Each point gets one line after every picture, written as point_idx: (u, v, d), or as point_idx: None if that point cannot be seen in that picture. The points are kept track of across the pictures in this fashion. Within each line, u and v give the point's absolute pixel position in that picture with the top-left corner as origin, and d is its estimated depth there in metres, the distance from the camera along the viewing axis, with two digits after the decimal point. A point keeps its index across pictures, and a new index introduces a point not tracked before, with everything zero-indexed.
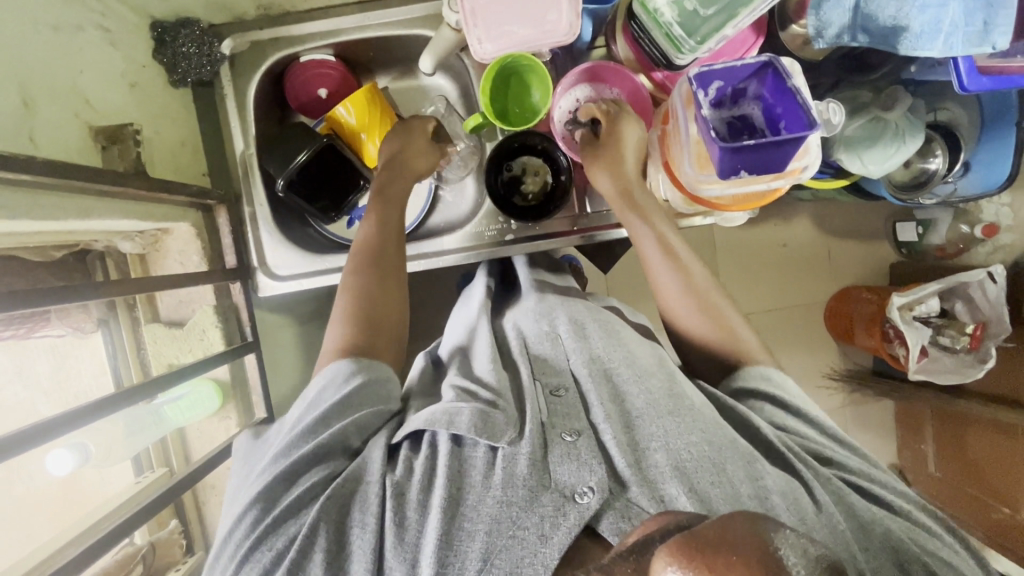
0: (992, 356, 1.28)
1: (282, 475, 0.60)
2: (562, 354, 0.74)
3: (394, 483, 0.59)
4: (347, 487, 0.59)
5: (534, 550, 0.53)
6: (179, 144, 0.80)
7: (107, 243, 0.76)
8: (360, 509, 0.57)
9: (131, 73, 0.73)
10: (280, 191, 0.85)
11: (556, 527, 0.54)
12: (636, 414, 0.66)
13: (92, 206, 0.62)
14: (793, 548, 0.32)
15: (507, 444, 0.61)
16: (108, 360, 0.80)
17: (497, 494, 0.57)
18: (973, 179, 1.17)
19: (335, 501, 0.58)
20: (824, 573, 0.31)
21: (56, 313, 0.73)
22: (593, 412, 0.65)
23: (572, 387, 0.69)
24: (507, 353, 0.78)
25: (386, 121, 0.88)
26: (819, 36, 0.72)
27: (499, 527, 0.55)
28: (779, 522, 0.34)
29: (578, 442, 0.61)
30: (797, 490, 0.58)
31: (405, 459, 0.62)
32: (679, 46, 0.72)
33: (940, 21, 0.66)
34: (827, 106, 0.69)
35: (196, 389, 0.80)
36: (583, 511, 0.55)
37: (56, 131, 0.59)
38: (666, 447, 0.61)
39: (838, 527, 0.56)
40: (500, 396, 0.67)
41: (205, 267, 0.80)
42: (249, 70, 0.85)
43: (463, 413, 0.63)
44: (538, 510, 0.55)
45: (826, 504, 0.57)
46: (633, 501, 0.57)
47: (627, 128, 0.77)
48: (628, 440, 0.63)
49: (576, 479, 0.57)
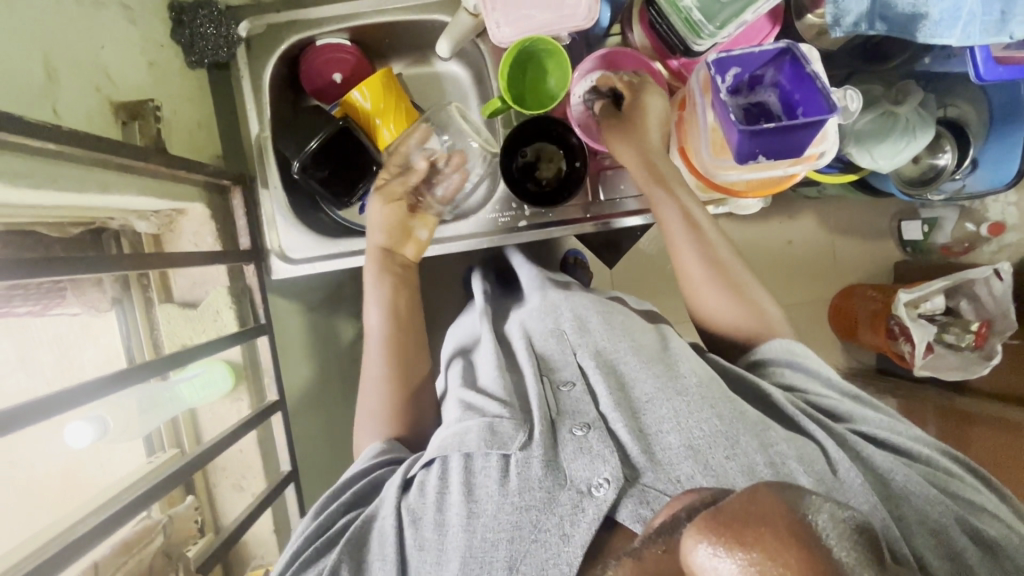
0: (997, 353, 1.28)
1: (309, 532, 0.63)
2: (567, 349, 0.75)
3: (410, 509, 0.62)
4: (367, 526, 0.63)
5: (557, 551, 0.55)
6: (196, 125, 0.80)
7: (123, 222, 0.75)
8: (380, 544, 0.61)
9: (150, 51, 0.73)
10: (297, 173, 0.85)
11: (576, 525, 0.56)
12: (643, 400, 0.67)
13: (112, 180, 0.62)
14: (821, 513, 0.31)
15: (517, 449, 0.63)
16: (121, 340, 0.80)
17: (514, 501, 0.58)
18: (981, 176, 1.17)
19: (356, 542, 0.62)
20: (856, 537, 0.31)
21: (71, 290, 0.73)
22: (601, 402, 0.67)
23: (580, 380, 0.70)
24: (512, 354, 0.79)
25: (402, 106, 0.89)
26: (836, 24, 0.72)
27: (521, 533, 0.56)
28: (805, 490, 0.33)
29: (589, 435, 0.63)
30: (810, 453, 0.61)
31: (421, 481, 0.65)
32: (698, 31, 0.72)
33: (959, 8, 0.67)
34: (845, 94, 0.69)
35: (210, 368, 0.81)
36: (600, 505, 0.56)
37: (78, 104, 0.59)
38: (677, 429, 0.63)
39: (862, 492, 0.57)
40: (507, 404, 0.68)
41: (220, 248, 0.80)
42: (265, 53, 0.85)
43: (470, 431, 0.65)
44: (557, 510, 0.57)
45: (846, 472, 0.59)
46: (649, 486, 0.58)
47: (651, 100, 0.77)
48: (639, 426, 0.64)
49: (590, 473, 0.59)
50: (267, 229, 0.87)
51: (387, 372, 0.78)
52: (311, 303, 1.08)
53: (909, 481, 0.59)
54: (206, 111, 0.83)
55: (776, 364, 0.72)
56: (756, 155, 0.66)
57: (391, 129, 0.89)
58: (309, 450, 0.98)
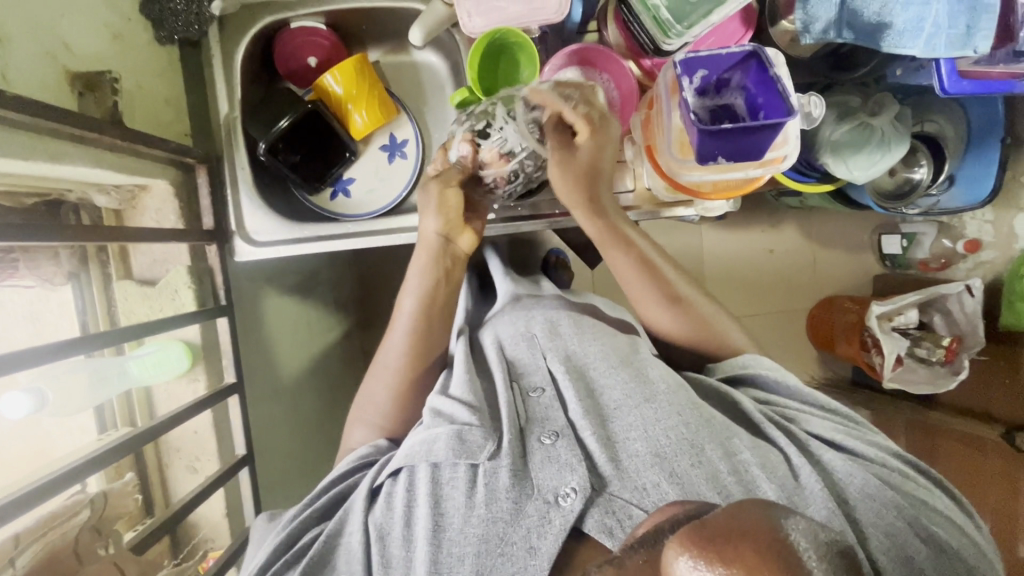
0: (965, 368, 1.29)
1: (277, 545, 0.62)
2: (536, 354, 0.75)
3: (375, 526, 0.61)
4: (332, 542, 0.62)
5: (523, 564, 0.54)
6: (163, 101, 0.79)
7: (81, 195, 0.74)
8: (345, 562, 0.59)
9: (116, 24, 0.71)
10: (263, 155, 0.84)
11: (543, 537, 0.55)
12: (611, 407, 0.67)
13: (64, 151, 0.62)
14: (803, 531, 0.30)
15: (485, 459, 0.62)
16: (76, 315, 0.79)
17: (481, 512, 0.57)
18: (956, 193, 1.19)
19: (322, 558, 0.60)
20: (835, 556, 0.30)
21: (24, 260, 0.72)
22: (570, 410, 0.66)
23: (549, 386, 0.70)
24: (484, 363, 0.79)
25: (375, 92, 0.88)
26: (806, 32, 0.72)
27: (487, 546, 0.55)
28: (789, 508, 0.32)
29: (557, 444, 0.62)
30: (773, 461, 0.61)
31: (387, 495, 0.64)
32: (667, 30, 0.73)
33: (922, 19, 0.68)
34: (809, 99, 0.70)
35: (165, 348, 0.80)
36: (566, 515, 0.55)
37: (29, 70, 0.58)
38: (644, 437, 0.62)
39: (821, 498, 0.57)
40: (475, 408, 0.67)
41: (181, 226, 0.79)
42: (238, 33, 0.84)
43: (437, 439, 0.63)
44: (524, 522, 0.56)
45: (806, 478, 0.59)
46: (615, 495, 0.57)
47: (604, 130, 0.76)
48: (607, 433, 0.64)
49: (557, 482, 0.58)
50: (232, 211, 0.86)
51: (403, 373, 0.78)
52: (281, 289, 1.06)
53: (867, 483, 0.59)
54: (174, 88, 0.81)
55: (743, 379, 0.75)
56: (716, 156, 0.67)
57: (363, 115, 0.90)
58: (269, 437, 0.97)
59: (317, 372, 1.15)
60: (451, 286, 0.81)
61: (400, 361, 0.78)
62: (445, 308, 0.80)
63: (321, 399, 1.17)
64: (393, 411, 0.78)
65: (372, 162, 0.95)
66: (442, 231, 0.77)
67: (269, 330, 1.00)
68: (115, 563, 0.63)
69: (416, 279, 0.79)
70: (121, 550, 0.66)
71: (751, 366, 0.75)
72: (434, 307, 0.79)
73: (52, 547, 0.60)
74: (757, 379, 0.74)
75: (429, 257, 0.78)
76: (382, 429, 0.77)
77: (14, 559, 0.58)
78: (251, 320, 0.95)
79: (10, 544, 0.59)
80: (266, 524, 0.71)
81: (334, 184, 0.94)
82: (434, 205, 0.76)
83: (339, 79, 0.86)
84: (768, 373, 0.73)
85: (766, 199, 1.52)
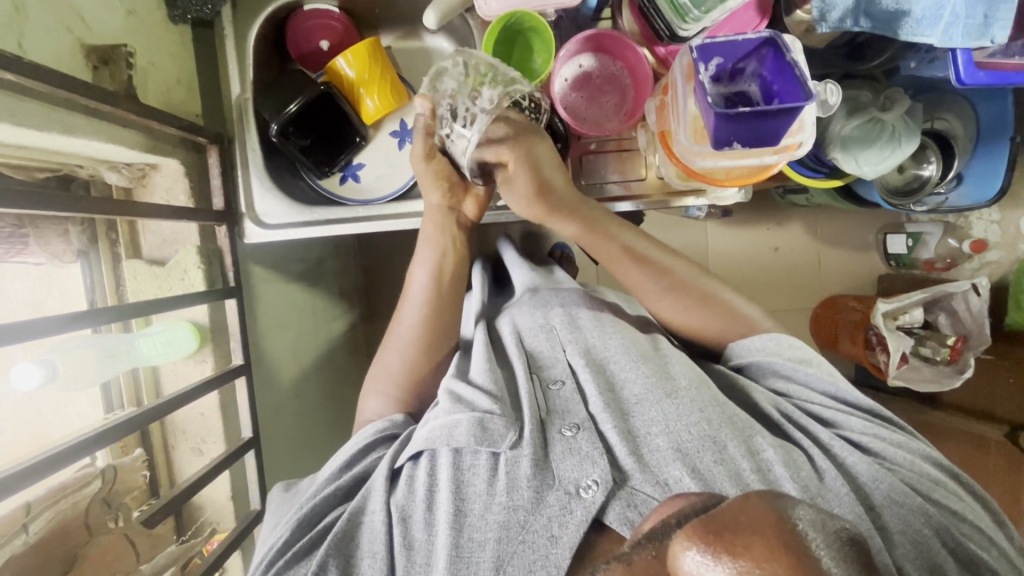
0: (971, 366, 1.29)
1: (299, 521, 0.63)
2: (557, 347, 0.75)
3: (397, 509, 0.61)
4: (355, 522, 0.62)
5: (544, 553, 0.54)
6: (175, 80, 0.79)
7: (93, 172, 0.74)
8: (367, 542, 0.60)
9: (131, 1, 0.71)
10: (275, 137, 0.84)
11: (564, 526, 0.55)
12: (631, 401, 0.67)
13: (77, 124, 0.62)
14: (810, 522, 0.30)
15: (507, 448, 0.62)
16: (85, 293, 0.79)
17: (502, 501, 0.58)
18: (965, 192, 1.19)
19: (345, 537, 0.60)
20: (845, 545, 0.30)
21: (35, 237, 0.71)
22: (591, 403, 0.66)
23: (569, 379, 0.70)
24: (503, 349, 0.79)
25: (387, 76, 0.88)
26: (823, 20, 0.70)
27: (508, 533, 0.55)
28: (793, 498, 0.32)
29: (578, 436, 0.62)
30: (796, 459, 0.61)
31: (407, 479, 0.64)
32: (683, 15, 0.72)
33: (942, 7, 0.67)
34: (825, 87, 0.70)
35: (173, 328, 0.80)
36: (588, 507, 0.55)
37: (44, 40, 0.58)
38: (666, 431, 0.62)
39: (846, 501, 0.57)
40: (495, 398, 0.67)
41: (192, 206, 0.79)
42: (252, 14, 0.84)
43: (459, 425, 0.63)
44: (545, 511, 0.56)
45: (831, 478, 0.59)
46: (637, 489, 0.57)
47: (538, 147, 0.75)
48: (628, 427, 0.64)
49: (578, 474, 0.58)
50: (242, 193, 0.86)
51: (416, 349, 0.79)
52: (287, 275, 1.06)
53: (893, 488, 0.59)
54: (187, 68, 0.81)
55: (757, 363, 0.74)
56: (731, 142, 0.66)
57: (375, 100, 0.90)
58: (272, 421, 0.97)
59: (322, 360, 1.15)
60: (461, 256, 0.82)
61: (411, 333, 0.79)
62: (453, 274, 0.81)
63: (325, 389, 1.16)
64: (408, 386, 0.78)
65: (382, 148, 0.94)
66: (445, 202, 0.79)
67: (275, 315, 0.99)
68: (124, 536, 0.64)
69: (426, 247, 0.80)
70: (130, 524, 0.66)
71: (775, 350, 0.74)
72: (441, 279, 0.80)
73: (62, 519, 0.60)
74: (768, 364, 0.73)
75: (438, 232, 0.79)
76: (399, 403, 0.78)
77: (25, 527, 0.58)
78: (258, 304, 0.95)
79: (23, 511, 0.59)
80: (283, 493, 0.73)
81: (344, 169, 0.93)
82: (431, 179, 0.77)
83: (351, 61, 0.85)
84: (783, 360, 0.72)
85: (772, 195, 1.52)
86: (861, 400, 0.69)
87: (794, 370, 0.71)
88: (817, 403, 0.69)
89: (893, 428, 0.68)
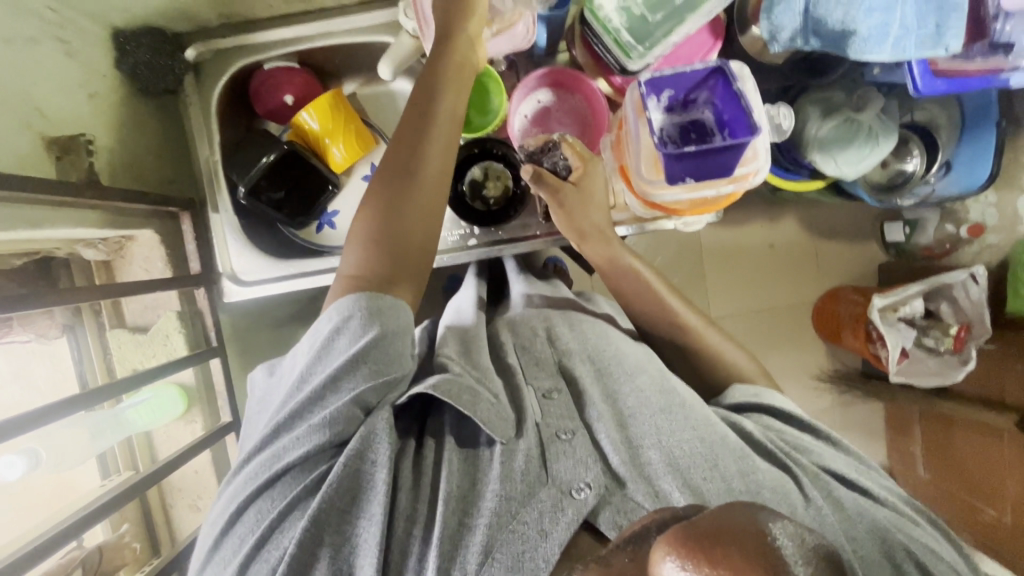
0: (973, 357, 1.27)
1: (273, 479, 0.55)
2: (552, 351, 0.73)
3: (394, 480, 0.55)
4: (352, 473, 0.54)
5: (534, 545, 0.50)
6: (142, 152, 0.81)
7: (70, 251, 0.77)
8: (366, 500, 0.53)
9: (91, 83, 0.74)
10: (244, 197, 0.85)
11: (556, 522, 0.51)
12: (627, 412, 0.64)
13: (43, 215, 0.64)
14: (787, 533, 0.31)
15: (505, 438, 0.58)
16: (74, 366, 0.82)
17: (495, 489, 0.54)
18: (953, 180, 1.15)
19: (339, 491, 0.53)
20: (822, 560, 0.30)
21: (18, 320, 0.74)
22: (587, 411, 0.63)
23: (565, 389, 0.66)
24: (498, 349, 0.76)
25: (351, 126, 0.88)
26: (773, 40, 0.73)
27: (499, 520, 0.52)
28: (777, 511, 0.32)
29: (573, 441, 0.59)
30: (787, 486, 0.58)
31: (410, 455, 0.59)
32: (628, 52, 0.72)
33: (887, 25, 0.67)
34: (778, 111, 0.70)
35: (160, 393, 0.83)
36: (581, 508, 0.52)
37: (6, 140, 0.61)
38: (659, 446, 0.60)
39: (828, 524, 0.55)
40: (496, 392, 0.64)
41: (168, 274, 0.82)
42: (214, 78, 0.85)
43: (471, 398, 0.59)
44: (537, 506, 0.53)
45: (816, 503, 0.57)
46: (630, 496, 0.55)
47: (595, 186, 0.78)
48: (623, 438, 0.61)
49: (572, 476, 0.55)
50: (218, 252, 0.87)
51: (405, 162, 0.66)
52: (274, 322, 1.07)
53: (877, 522, 0.58)
54: (155, 137, 0.84)
55: (753, 407, 0.70)
56: (685, 177, 0.66)
57: (341, 149, 0.89)
58: None
59: None
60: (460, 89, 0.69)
61: (371, 224, 0.66)
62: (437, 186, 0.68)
63: None
64: (381, 254, 0.64)
65: (355, 192, 0.94)
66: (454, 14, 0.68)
67: None
68: None
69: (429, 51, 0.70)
70: None
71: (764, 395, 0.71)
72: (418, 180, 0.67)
73: None
74: (770, 410, 0.70)
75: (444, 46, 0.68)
76: (371, 267, 0.63)
77: None
78: None
79: None
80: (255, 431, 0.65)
81: (320, 217, 0.93)
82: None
83: (315, 117, 0.86)
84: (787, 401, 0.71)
85: (762, 194, 1.49)
86: (843, 441, 0.69)
87: (787, 410, 0.70)
88: (809, 438, 0.68)
89: (873, 469, 0.68)
